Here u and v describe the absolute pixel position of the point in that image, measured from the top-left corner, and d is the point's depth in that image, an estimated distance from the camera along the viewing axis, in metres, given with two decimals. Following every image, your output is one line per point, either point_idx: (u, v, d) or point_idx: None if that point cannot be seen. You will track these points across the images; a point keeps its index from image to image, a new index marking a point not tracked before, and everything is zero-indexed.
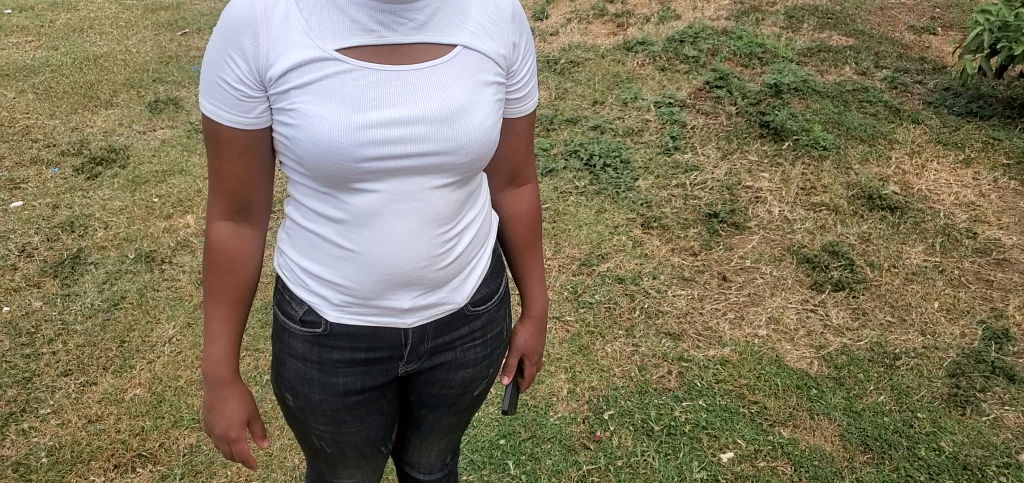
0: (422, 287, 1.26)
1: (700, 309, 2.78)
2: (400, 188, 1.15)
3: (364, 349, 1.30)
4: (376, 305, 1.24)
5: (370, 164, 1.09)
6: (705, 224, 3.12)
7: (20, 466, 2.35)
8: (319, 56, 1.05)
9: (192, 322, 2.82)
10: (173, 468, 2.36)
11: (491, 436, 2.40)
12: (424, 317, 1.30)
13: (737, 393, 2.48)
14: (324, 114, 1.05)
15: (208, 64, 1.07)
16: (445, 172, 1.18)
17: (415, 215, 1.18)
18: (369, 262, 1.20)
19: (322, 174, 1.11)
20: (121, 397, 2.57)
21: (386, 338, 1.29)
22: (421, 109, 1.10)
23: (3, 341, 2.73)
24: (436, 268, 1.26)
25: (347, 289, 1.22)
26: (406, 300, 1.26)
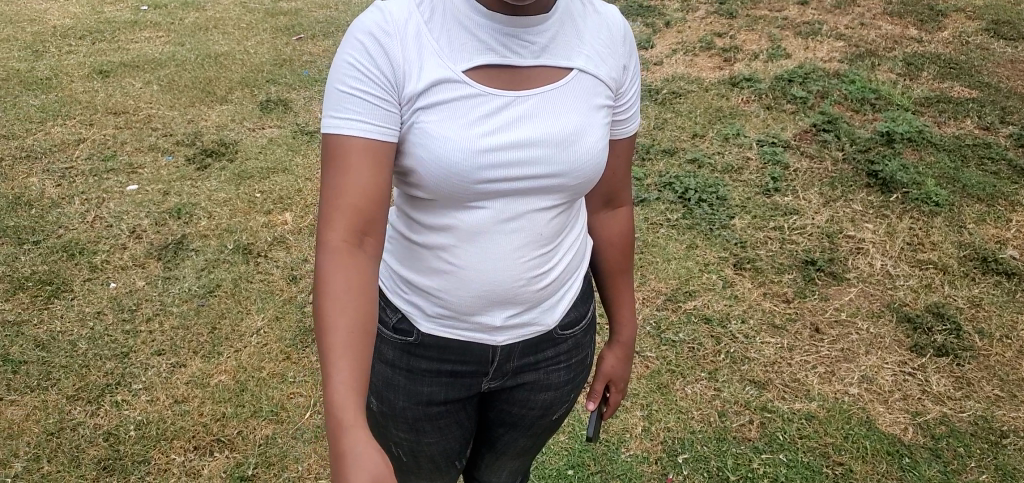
0: (519, 306, 1.26)
1: (788, 358, 2.67)
2: (509, 209, 1.15)
3: (451, 362, 1.30)
4: (472, 321, 1.24)
5: (484, 185, 1.09)
6: (801, 270, 3.01)
7: (110, 437, 2.47)
8: (448, 77, 1.04)
9: (279, 316, 2.90)
10: (248, 457, 2.43)
11: (560, 465, 2.38)
12: (515, 336, 1.30)
13: (822, 452, 2.37)
14: (447, 135, 1.04)
15: (338, 75, 1.01)
16: (553, 193, 1.18)
17: (519, 235, 1.18)
18: (470, 281, 1.20)
19: (435, 192, 1.10)
20: (206, 382, 2.66)
21: (474, 353, 1.29)
22: (538, 133, 1.10)
23: (107, 315, 2.88)
24: (533, 288, 1.26)
25: (444, 303, 1.23)
26: (501, 318, 1.25)
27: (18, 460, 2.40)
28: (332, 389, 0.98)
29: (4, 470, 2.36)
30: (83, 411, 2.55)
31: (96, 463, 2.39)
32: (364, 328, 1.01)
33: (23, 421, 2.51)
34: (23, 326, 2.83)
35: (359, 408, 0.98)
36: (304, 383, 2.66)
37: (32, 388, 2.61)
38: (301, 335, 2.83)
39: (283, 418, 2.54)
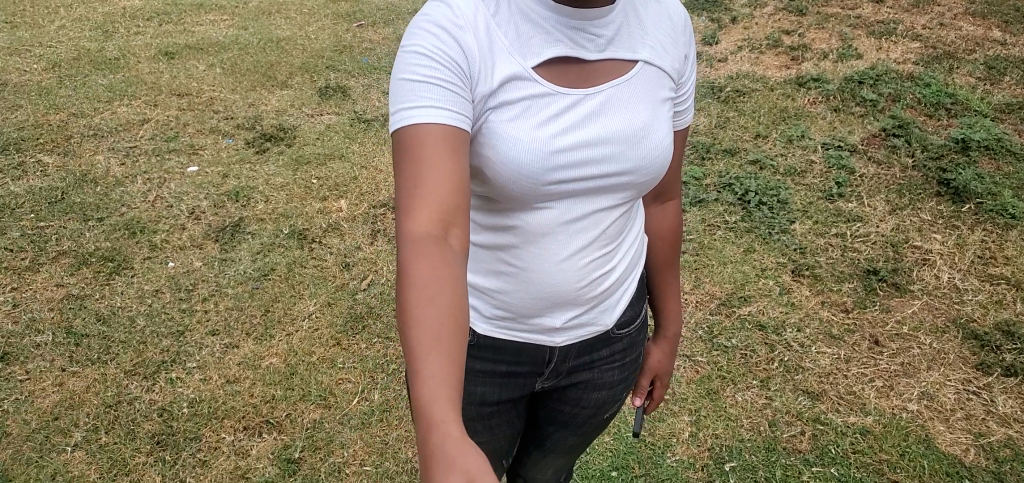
0: (580, 306, 1.25)
1: (845, 370, 2.59)
2: (573, 211, 1.13)
3: (506, 363, 1.30)
4: (534, 321, 1.24)
5: (554, 187, 1.08)
6: (863, 280, 2.91)
7: (164, 413, 2.54)
8: (520, 76, 1.01)
9: (331, 302, 2.93)
10: (295, 440, 2.47)
11: (603, 466, 2.36)
12: (573, 337, 1.29)
13: (876, 469, 2.30)
14: (519, 137, 1.01)
15: (405, 66, 0.94)
16: (618, 191, 1.17)
17: (584, 234, 1.17)
18: (534, 283, 1.19)
19: (503, 194, 1.08)
20: (258, 364, 2.71)
21: (530, 354, 1.29)
22: (607, 132, 1.09)
23: (165, 293, 2.95)
24: (595, 286, 1.25)
25: (506, 304, 1.22)
26: (562, 318, 1.25)
27: (77, 430, 2.49)
28: (421, 394, 0.83)
29: (64, 440, 2.46)
30: (140, 386, 2.62)
31: (150, 438, 2.47)
32: (452, 325, 0.86)
33: (83, 392, 2.60)
34: (86, 300, 2.91)
35: (451, 403, 0.82)
36: (353, 369, 2.70)
37: (92, 361, 2.70)
38: (352, 323, 2.86)
39: (331, 403, 2.59)
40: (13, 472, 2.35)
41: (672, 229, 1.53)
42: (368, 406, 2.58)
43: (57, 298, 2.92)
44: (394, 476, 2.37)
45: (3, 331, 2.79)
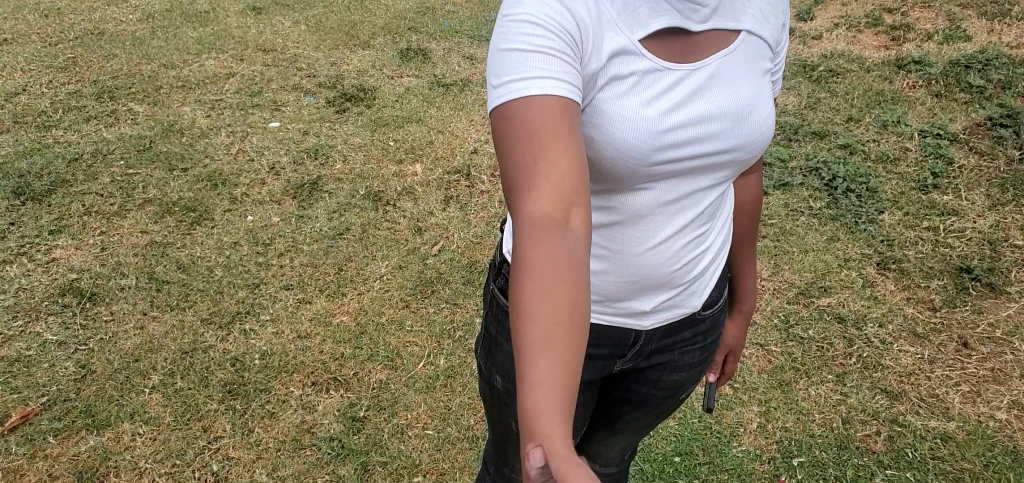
0: (669, 287, 1.25)
1: (928, 371, 2.48)
2: (673, 191, 1.12)
3: (588, 345, 1.30)
4: (625, 302, 1.23)
5: (660, 166, 1.05)
6: (954, 277, 2.77)
7: (237, 363, 2.62)
8: (631, 51, 0.96)
9: (403, 265, 2.95)
10: (361, 398, 2.53)
11: (666, 450, 2.33)
12: (660, 320, 1.30)
13: (956, 477, 2.20)
14: (631, 116, 0.97)
15: (512, 36, 0.88)
16: (716, 169, 1.15)
17: (681, 214, 1.16)
18: (628, 265, 1.18)
19: (606, 174, 1.05)
20: (328, 321, 2.75)
21: (614, 336, 1.29)
22: (713, 108, 1.06)
23: (243, 246, 3.02)
24: (685, 265, 1.24)
25: (595, 288, 1.22)
26: (652, 299, 1.25)
27: (155, 373, 2.59)
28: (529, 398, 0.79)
29: (143, 381, 2.56)
30: (215, 335, 2.70)
31: (222, 386, 2.56)
32: (566, 321, 0.81)
33: (162, 337, 2.69)
34: (169, 248, 3.00)
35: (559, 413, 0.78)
36: (420, 333, 2.72)
37: (172, 307, 2.79)
38: (422, 287, 2.87)
39: (397, 364, 2.63)
40: (95, 408, 2.49)
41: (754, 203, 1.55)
42: (434, 371, 2.61)
43: (142, 244, 3.02)
44: (455, 442, 2.41)
45: (92, 273, 2.91)
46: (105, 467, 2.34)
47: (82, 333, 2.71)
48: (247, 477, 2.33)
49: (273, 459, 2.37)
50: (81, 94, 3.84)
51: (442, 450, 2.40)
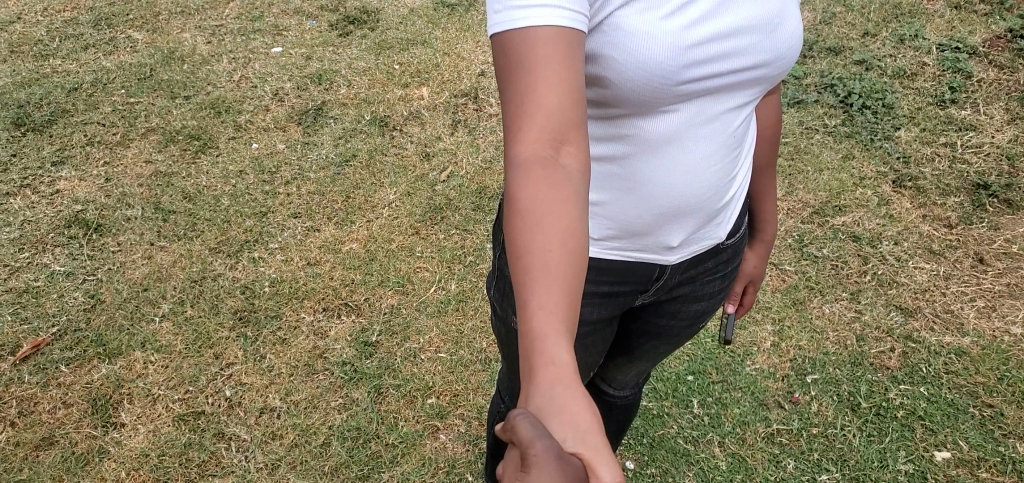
0: (696, 218, 1.25)
1: (943, 288, 2.49)
2: (700, 114, 1.10)
3: (610, 283, 1.29)
4: (653, 236, 1.23)
5: (683, 88, 1.03)
6: (971, 195, 2.75)
7: (247, 290, 2.61)
8: None
9: (411, 192, 2.91)
10: (373, 324, 2.53)
11: (679, 370, 2.37)
12: (684, 254, 1.31)
13: (969, 390, 2.24)
14: (655, 40, 0.95)
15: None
16: (739, 90, 1.13)
17: (707, 140, 1.14)
18: (652, 198, 1.16)
19: (632, 105, 1.03)
20: (338, 248, 2.73)
21: (637, 272, 1.29)
22: (734, 26, 1.04)
23: (249, 175, 2.97)
24: (711, 194, 1.23)
25: (619, 225, 1.20)
26: (680, 230, 1.24)
27: (165, 301, 2.57)
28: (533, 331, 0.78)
29: (152, 310, 2.55)
30: (224, 264, 2.68)
31: (233, 313, 2.55)
32: (568, 253, 0.79)
33: (170, 266, 2.67)
34: (174, 178, 2.96)
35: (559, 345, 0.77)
36: (432, 258, 2.70)
37: (179, 237, 2.76)
38: (431, 214, 2.84)
39: (409, 290, 2.61)
40: (107, 338, 2.48)
41: (774, 126, 1.50)
42: (445, 296, 2.60)
43: (147, 174, 2.97)
44: (468, 365, 2.43)
45: (97, 204, 2.87)
46: (118, 395, 2.34)
47: (90, 264, 2.68)
48: (261, 402, 2.33)
49: (286, 384, 2.38)
50: (77, 22, 3.74)
51: (456, 372, 2.41)
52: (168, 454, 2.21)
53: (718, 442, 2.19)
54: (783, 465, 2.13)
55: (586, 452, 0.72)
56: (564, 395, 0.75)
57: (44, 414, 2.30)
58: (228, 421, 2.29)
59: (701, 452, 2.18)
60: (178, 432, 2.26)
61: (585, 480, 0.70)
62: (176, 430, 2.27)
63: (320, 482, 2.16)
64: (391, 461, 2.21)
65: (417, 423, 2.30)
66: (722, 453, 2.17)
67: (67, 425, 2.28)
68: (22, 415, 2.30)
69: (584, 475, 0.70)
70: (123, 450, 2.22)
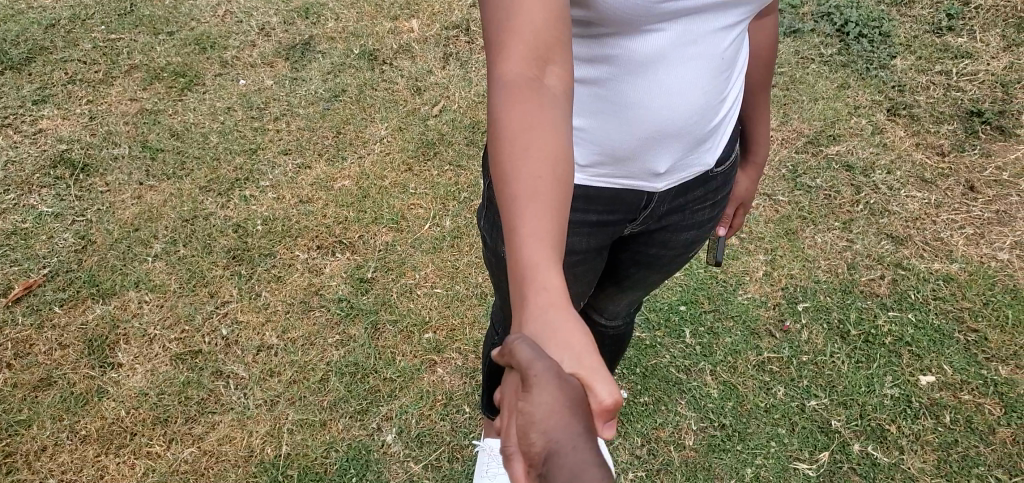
0: (683, 143, 1.23)
1: (934, 216, 2.51)
2: (687, 32, 1.08)
3: (598, 211, 1.32)
4: (639, 161, 1.22)
5: (668, 6, 1.01)
6: (964, 122, 2.75)
7: (239, 229, 2.60)
8: None
9: (402, 127, 2.88)
10: (368, 260, 2.53)
11: (672, 301, 2.40)
12: (672, 182, 1.31)
13: (955, 316, 2.29)
14: None
15: None
16: (727, 11, 1.11)
17: (693, 63, 1.13)
18: (638, 123, 1.15)
19: (617, 23, 1.02)
20: (330, 186, 2.71)
21: (625, 201, 1.31)
22: None
23: (237, 112, 2.92)
24: (699, 120, 1.22)
25: (605, 150, 1.20)
26: (667, 157, 1.23)
27: (158, 241, 2.56)
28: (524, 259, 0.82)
29: (145, 250, 2.54)
30: (215, 203, 2.66)
31: (226, 252, 2.54)
32: (555, 184, 0.84)
33: (160, 206, 2.65)
34: (160, 116, 2.91)
35: (551, 273, 0.81)
36: (425, 195, 2.69)
37: (168, 176, 2.73)
38: (423, 149, 2.81)
39: (403, 227, 2.61)
40: (100, 278, 2.48)
41: (769, 47, 1.48)
42: (440, 232, 2.60)
43: (132, 112, 2.92)
44: (463, 299, 2.45)
45: (83, 143, 2.83)
46: (114, 336, 2.35)
47: (79, 205, 2.66)
48: (258, 340, 2.35)
49: (282, 322, 2.39)
50: None
51: (452, 307, 2.43)
52: (167, 393, 2.24)
53: (710, 370, 2.24)
54: (773, 391, 2.19)
55: (581, 371, 0.77)
56: (557, 318, 0.79)
57: (41, 356, 2.32)
58: (226, 359, 2.31)
59: (693, 381, 2.22)
60: (176, 371, 2.29)
61: (583, 397, 0.76)
62: (174, 368, 2.29)
63: (320, 415, 2.20)
64: (389, 395, 2.25)
65: (414, 357, 2.33)
66: (713, 382, 2.22)
67: (64, 366, 2.29)
68: (18, 357, 2.31)
69: (582, 393, 0.76)
70: (121, 390, 2.25)
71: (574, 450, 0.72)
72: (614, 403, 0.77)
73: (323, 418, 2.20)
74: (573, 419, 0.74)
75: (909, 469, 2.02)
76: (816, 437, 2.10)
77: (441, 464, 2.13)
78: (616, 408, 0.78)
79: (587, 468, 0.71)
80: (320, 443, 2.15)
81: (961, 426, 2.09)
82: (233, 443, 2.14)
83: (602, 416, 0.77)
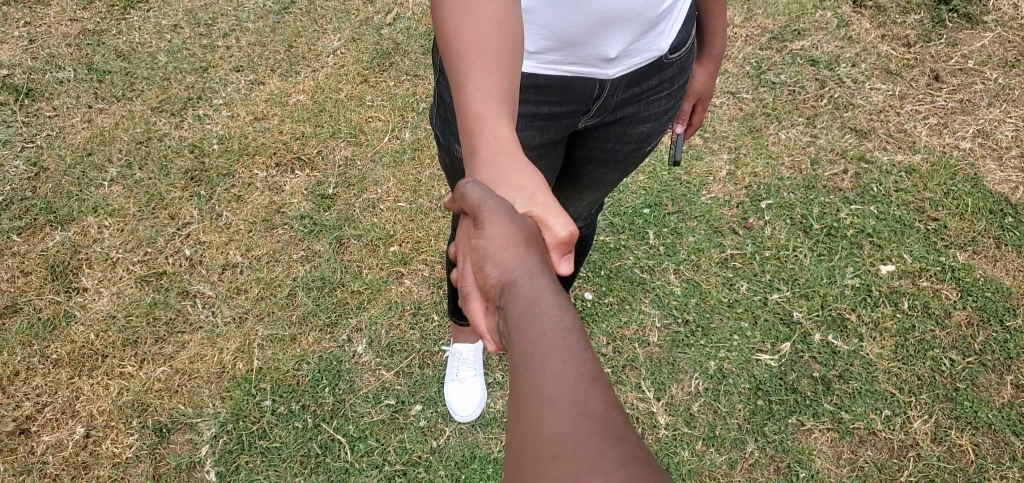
0: (634, 25, 1.19)
1: (898, 108, 2.55)
2: None
3: (549, 103, 1.29)
4: (588, 46, 1.18)
5: None
6: (931, 12, 2.82)
7: (195, 150, 2.55)
8: None
9: (357, 38, 2.84)
10: (329, 177, 2.50)
11: (635, 204, 2.40)
12: (624, 68, 1.27)
13: (916, 207, 2.33)
14: None
15: None
16: None
17: None
18: (585, 3, 1.11)
19: None
20: (285, 101, 2.67)
21: (576, 91, 1.27)
22: None
23: (185, 29, 2.87)
24: (649, 3, 1.17)
25: (553, 33, 1.15)
26: (615, 43, 1.19)
27: (112, 166, 2.51)
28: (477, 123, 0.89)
29: (100, 175, 2.49)
30: (168, 123, 2.61)
31: (184, 174, 2.50)
32: (498, 42, 0.89)
33: (112, 129, 2.59)
34: (104, 37, 2.85)
35: (501, 128, 0.89)
36: (383, 107, 2.66)
37: (118, 98, 2.67)
38: (379, 60, 2.78)
39: (362, 141, 2.58)
40: (56, 205, 2.43)
41: None
42: (400, 145, 2.57)
43: (74, 34, 2.86)
44: (428, 212, 2.43)
45: (25, 68, 2.76)
46: (77, 261, 2.33)
47: (27, 131, 2.60)
48: (222, 259, 2.34)
49: (244, 241, 2.37)
50: None
51: (416, 220, 2.42)
52: (135, 315, 2.23)
53: (673, 269, 2.26)
54: (736, 287, 2.21)
55: (535, 210, 0.86)
56: (509, 166, 0.88)
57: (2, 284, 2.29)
58: (191, 279, 2.30)
59: (657, 280, 2.24)
60: (141, 293, 2.27)
61: (539, 234, 0.84)
62: (139, 291, 2.28)
63: (288, 331, 2.21)
64: (357, 307, 2.25)
65: (380, 270, 2.33)
66: (677, 280, 2.24)
67: (27, 293, 2.28)
68: None
69: (538, 230, 0.84)
70: (88, 314, 2.24)
71: (530, 281, 0.77)
72: (570, 236, 0.85)
73: (292, 332, 2.20)
74: (527, 248, 0.80)
75: (867, 355, 2.08)
76: (778, 329, 2.14)
77: (412, 371, 2.16)
78: (573, 242, 0.86)
79: (541, 289, 0.75)
80: (289, 358, 2.16)
81: (919, 312, 2.14)
82: (205, 361, 2.15)
83: (560, 248, 0.85)
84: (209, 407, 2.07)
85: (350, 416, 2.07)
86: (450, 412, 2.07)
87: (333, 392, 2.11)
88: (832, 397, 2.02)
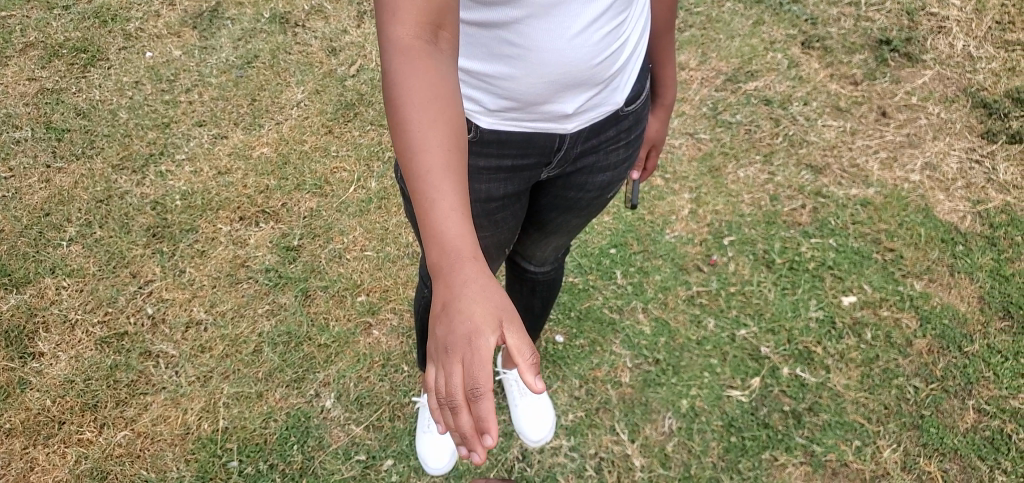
0: (589, 85, 1.21)
1: (849, 143, 2.64)
2: None
3: (512, 157, 1.29)
4: (546, 105, 1.20)
5: None
6: (875, 51, 2.93)
7: (157, 207, 2.52)
8: None
9: (319, 89, 2.86)
10: (294, 229, 2.48)
11: (602, 244, 2.42)
12: (582, 123, 1.29)
13: (873, 238, 2.40)
14: None
15: None
16: None
17: (596, 7, 1.11)
18: (542, 65, 1.12)
19: None
20: (249, 154, 2.66)
21: (537, 144, 1.28)
22: None
23: (145, 85, 2.85)
24: (603, 64, 1.20)
25: (513, 94, 1.17)
26: (572, 101, 1.21)
27: (71, 225, 2.47)
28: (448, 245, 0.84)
29: (58, 235, 2.44)
30: (129, 181, 2.58)
31: (146, 231, 2.46)
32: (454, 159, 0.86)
33: (71, 188, 2.56)
34: (63, 95, 2.83)
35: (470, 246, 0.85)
36: (347, 157, 2.66)
37: (76, 156, 2.64)
38: (342, 111, 2.79)
39: (327, 192, 2.57)
40: (11, 267, 2.37)
41: None
42: (366, 195, 2.57)
43: (32, 93, 2.84)
44: (396, 260, 2.43)
45: None
46: (33, 324, 2.27)
47: None
48: (186, 316, 2.29)
49: (209, 297, 2.33)
50: None
51: (384, 268, 2.41)
52: (95, 378, 2.17)
53: (641, 308, 2.28)
54: (703, 324, 2.24)
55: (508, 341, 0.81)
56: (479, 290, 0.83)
57: None
58: (154, 339, 2.24)
59: (626, 320, 2.26)
60: (102, 355, 2.21)
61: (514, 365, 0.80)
62: (100, 353, 2.22)
63: (255, 388, 2.16)
64: (325, 361, 2.22)
65: (348, 321, 2.30)
66: (645, 319, 2.25)
67: None
68: None
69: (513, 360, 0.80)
70: (46, 379, 2.17)
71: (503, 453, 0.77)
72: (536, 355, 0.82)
73: (259, 389, 2.16)
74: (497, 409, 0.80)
75: (835, 386, 2.11)
76: (747, 364, 2.16)
77: (383, 424, 2.12)
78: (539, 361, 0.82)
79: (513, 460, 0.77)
80: (257, 415, 2.11)
81: (881, 342, 2.19)
82: (168, 423, 2.09)
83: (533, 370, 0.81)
84: (174, 472, 2.01)
85: (320, 474, 2.02)
86: (422, 465, 2.02)
87: (302, 449, 2.06)
88: (802, 430, 2.04)
